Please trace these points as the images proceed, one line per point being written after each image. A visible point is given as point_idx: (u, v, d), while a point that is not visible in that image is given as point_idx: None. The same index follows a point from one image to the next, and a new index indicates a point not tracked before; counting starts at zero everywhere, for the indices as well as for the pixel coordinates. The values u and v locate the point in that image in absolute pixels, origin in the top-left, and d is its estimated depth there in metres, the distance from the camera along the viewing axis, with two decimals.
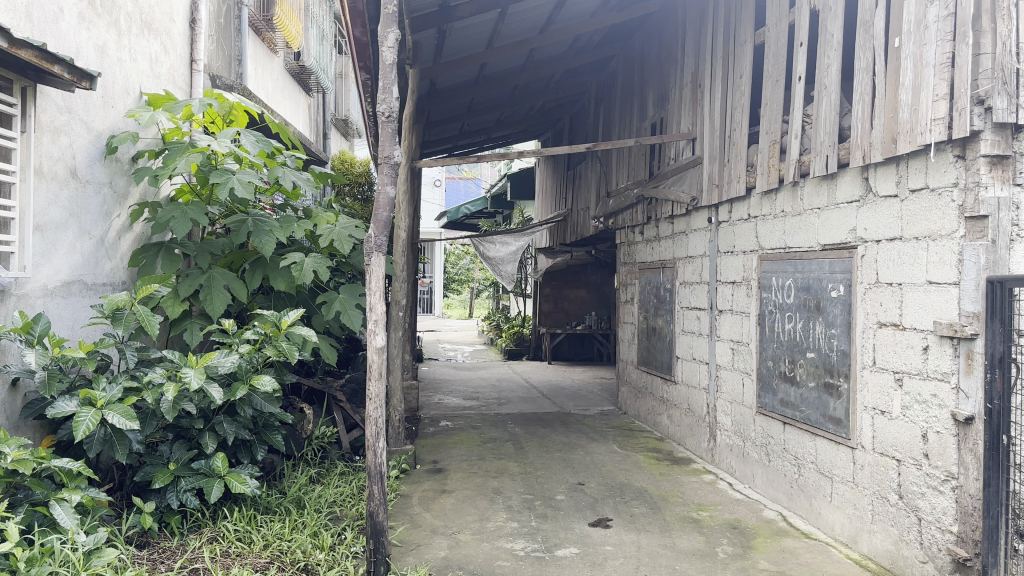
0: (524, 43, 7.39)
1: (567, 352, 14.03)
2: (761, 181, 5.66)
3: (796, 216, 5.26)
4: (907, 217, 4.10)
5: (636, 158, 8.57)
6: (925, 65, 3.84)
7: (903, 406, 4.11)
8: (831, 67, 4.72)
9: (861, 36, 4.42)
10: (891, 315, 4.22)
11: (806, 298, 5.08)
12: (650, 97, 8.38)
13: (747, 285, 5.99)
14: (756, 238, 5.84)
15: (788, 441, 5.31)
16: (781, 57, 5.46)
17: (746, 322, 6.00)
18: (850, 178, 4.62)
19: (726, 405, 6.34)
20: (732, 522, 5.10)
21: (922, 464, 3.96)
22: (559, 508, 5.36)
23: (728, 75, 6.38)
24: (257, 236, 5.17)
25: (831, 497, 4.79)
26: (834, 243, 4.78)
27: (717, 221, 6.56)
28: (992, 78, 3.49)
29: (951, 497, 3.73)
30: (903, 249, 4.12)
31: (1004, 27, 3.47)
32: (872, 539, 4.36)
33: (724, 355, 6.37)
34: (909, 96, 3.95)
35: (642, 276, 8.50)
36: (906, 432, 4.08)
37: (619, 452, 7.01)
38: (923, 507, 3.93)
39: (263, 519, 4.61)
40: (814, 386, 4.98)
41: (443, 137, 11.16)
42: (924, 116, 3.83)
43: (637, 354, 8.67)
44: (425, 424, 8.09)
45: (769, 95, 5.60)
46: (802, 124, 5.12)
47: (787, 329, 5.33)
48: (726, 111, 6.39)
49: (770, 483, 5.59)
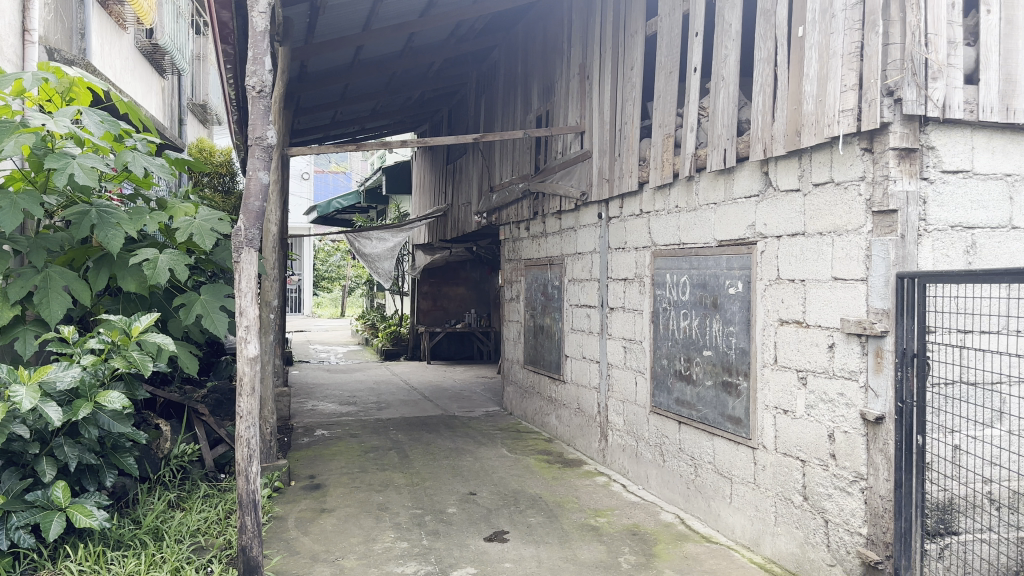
0: (403, 27, 6.94)
1: (446, 351, 13.65)
2: (655, 176, 5.48)
3: (691, 211, 5.12)
4: (810, 212, 3.93)
5: (521, 152, 8.31)
6: (832, 54, 3.62)
7: (807, 405, 3.95)
8: (729, 58, 4.55)
9: (762, 25, 4.20)
10: (794, 312, 4.07)
11: (701, 295, 4.94)
12: (534, 89, 8.13)
13: (640, 282, 5.82)
14: (650, 233, 5.67)
15: (684, 440, 5.17)
16: (675, 47, 5.28)
17: (639, 319, 5.83)
18: (748, 172, 4.49)
19: (618, 404, 6.17)
20: (631, 528, 4.90)
21: (828, 464, 3.79)
22: (451, 523, 4.99)
23: (618, 67, 6.20)
24: (102, 231, 4.48)
25: (731, 498, 4.66)
26: (732, 239, 4.65)
27: (608, 217, 6.37)
28: (901, 69, 3.28)
29: (860, 498, 3.56)
30: (807, 245, 3.95)
31: (914, 17, 3.29)
32: (776, 542, 4.22)
33: (616, 353, 6.19)
34: (815, 87, 3.74)
35: (528, 273, 8.26)
36: (811, 431, 3.92)
37: (508, 457, 6.72)
38: (830, 509, 3.77)
39: (114, 557, 3.97)
40: (711, 385, 4.84)
41: (314, 126, 10.48)
42: (832, 107, 3.61)
43: (523, 353, 8.42)
44: (299, 434, 7.50)
45: (661, 87, 5.43)
46: (698, 117, 4.98)
47: (683, 327, 5.17)
48: (617, 104, 6.21)
49: (665, 484, 5.45)
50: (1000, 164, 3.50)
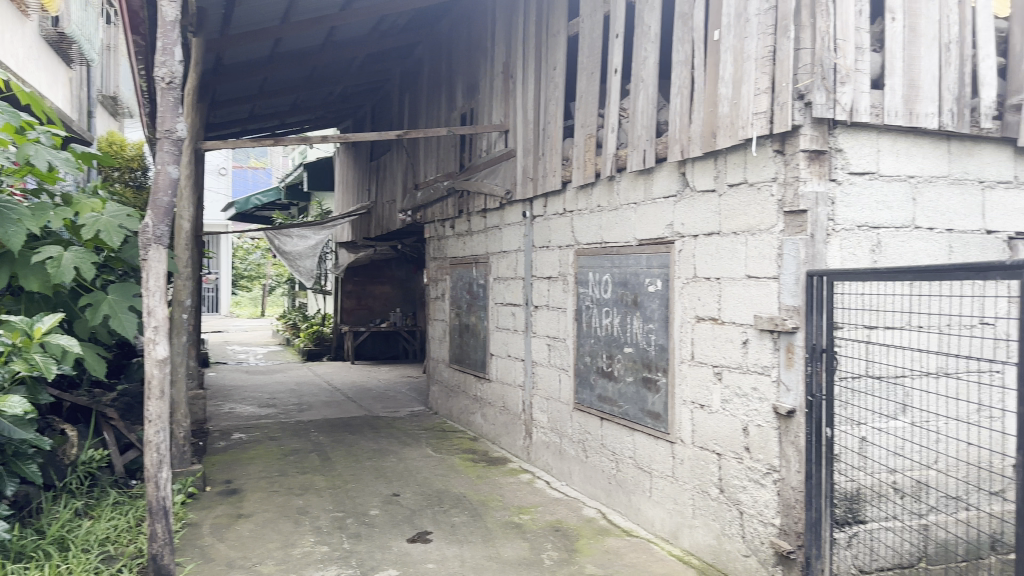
0: (323, 21, 6.81)
1: (370, 350, 13.47)
2: (578, 175, 5.53)
3: (612, 211, 5.18)
4: (725, 212, 4.01)
5: (445, 150, 8.26)
6: (746, 58, 3.68)
7: (724, 400, 4.03)
8: (648, 60, 4.62)
9: (680, 28, 4.25)
10: (709, 309, 4.15)
11: (622, 293, 5.01)
12: (458, 86, 8.10)
13: (564, 280, 5.86)
14: (573, 233, 5.71)
15: (606, 436, 5.23)
16: (597, 48, 5.33)
17: (562, 317, 5.87)
18: (666, 173, 4.56)
19: (542, 401, 6.20)
20: (554, 524, 4.93)
21: (742, 457, 3.88)
22: (372, 525, 4.92)
23: (541, 67, 6.22)
24: (1, 227, 4.24)
25: (650, 492, 4.73)
26: (651, 238, 4.72)
27: (532, 215, 6.38)
28: (811, 73, 3.32)
29: (773, 489, 3.64)
30: (722, 244, 4.03)
31: (824, 22, 3.33)
32: (693, 534, 4.30)
33: (540, 351, 6.22)
34: (729, 89, 3.79)
35: (452, 271, 8.22)
36: (726, 426, 4.01)
37: (432, 457, 6.67)
38: (745, 501, 3.85)
39: (14, 570, 3.77)
40: (632, 381, 4.91)
41: (232, 120, 10.19)
42: (746, 110, 3.68)
43: (448, 352, 8.38)
44: (216, 438, 7.28)
45: (583, 87, 5.47)
46: (618, 118, 5.03)
47: (605, 325, 5.22)
48: (540, 103, 6.23)
49: (587, 480, 5.51)
50: (904, 166, 3.55)
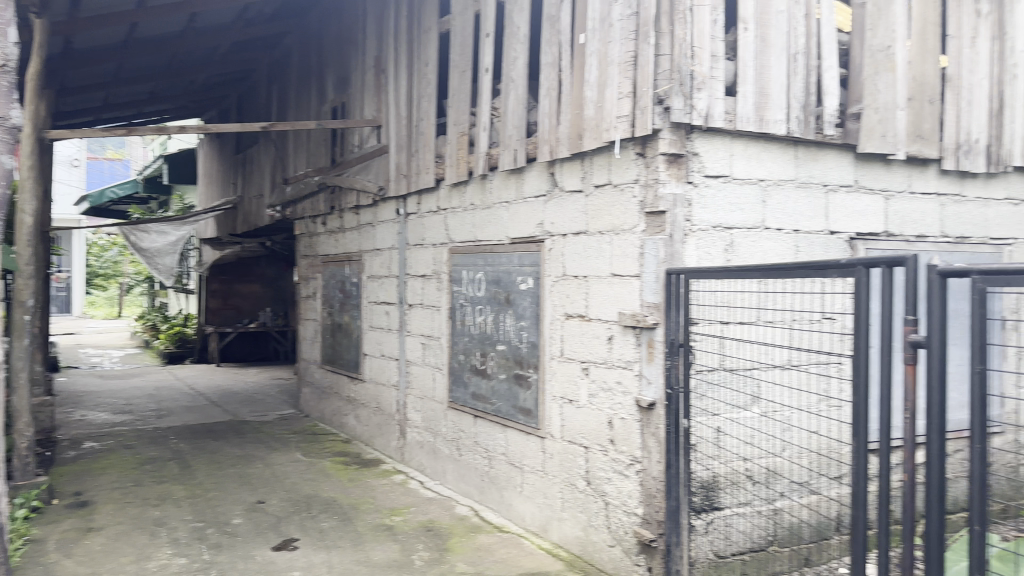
0: (184, 6, 6.50)
1: (238, 351, 12.99)
2: (451, 173, 5.51)
3: (485, 209, 5.19)
4: (591, 211, 4.06)
5: (316, 144, 8.05)
6: (610, 62, 3.73)
7: (589, 394, 4.10)
8: (518, 60, 4.67)
9: (547, 31, 4.29)
10: (577, 306, 4.21)
11: (495, 291, 5.05)
12: (329, 80, 7.91)
13: (437, 278, 5.84)
14: (446, 231, 5.70)
15: (479, 434, 5.24)
16: (468, 47, 5.34)
17: (436, 316, 5.85)
18: (536, 173, 4.60)
19: (416, 401, 6.15)
20: (426, 524, 4.90)
21: (608, 449, 3.97)
22: (236, 534, 4.73)
23: (413, 63, 6.17)
24: None
25: (521, 488, 4.78)
26: (522, 236, 4.76)
27: (405, 212, 6.32)
28: (670, 79, 3.29)
29: (635, 480, 3.74)
30: (589, 243, 4.08)
31: (682, 30, 3.29)
32: (562, 528, 4.37)
33: (414, 350, 6.17)
34: (595, 92, 3.85)
35: (325, 269, 8.02)
36: (592, 420, 4.08)
37: (302, 461, 6.49)
38: (610, 492, 3.94)
39: None
40: (504, 378, 4.95)
41: (83, 108, 9.55)
42: (610, 113, 3.74)
43: (320, 352, 8.18)
44: (64, 448, 6.80)
45: (456, 84, 5.47)
46: (490, 117, 5.05)
47: (478, 323, 5.24)
48: (413, 99, 6.18)
49: (460, 478, 5.51)
50: (755, 169, 3.51)
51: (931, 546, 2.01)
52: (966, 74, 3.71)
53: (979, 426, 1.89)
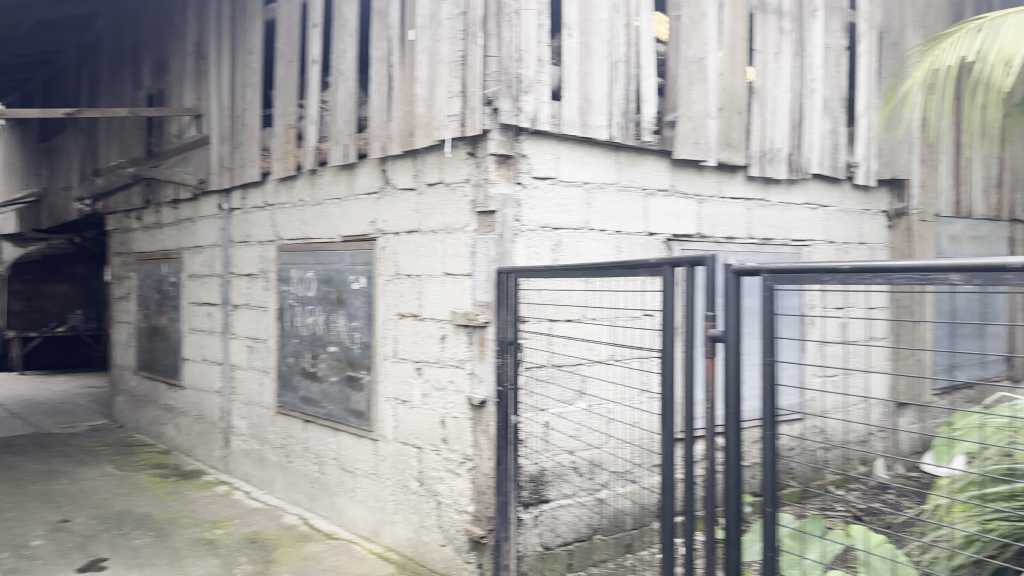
0: None
1: (43, 359, 11.89)
2: (278, 167, 5.30)
3: (314, 205, 5.02)
4: (424, 210, 4.02)
5: (130, 134, 7.50)
6: (440, 61, 3.73)
7: (423, 394, 4.07)
8: (347, 53, 4.57)
9: (376, 25, 4.22)
10: (410, 306, 4.17)
11: (325, 290, 4.90)
12: (145, 65, 7.39)
13: (264, 278, 5.60)
14: (273, 227, 5.47)
15: (309, 439, 5.07)
16: (294, 37, 5.17)
17: (263, 317, 5.61)
18: (368, 169, 4.50)
19: (242, 407, 5.87)
20: (250, 536, 4.68)
21: (440, 449, 3.95)
22: (33, 558, 4.31)
23: (236, 51, 5.89)
24: None
25: (354, 493, 4.66)
26: (354, 234, 4.65)
27: (229, 208, 6.01)
28: (498, 80, 3.30)
29: (467, 478, 3.75)
30: (421, 242, 4.05)
31: (508, 32, 3.33)
32: (395, 531, 4.30)
33: (239, 353, 5.89)
34: (425, 90, 3.83)
35: (141, 268, 7.48)
36: (425, 420, 4.05)
37: (114, 475, 6.01)
38: (442, 491, 3.92)
39: None
40: (335, 381, 4.81)
41: None
42: (440, 112, 3.72)
43: (136, 358, 7.63)
44: None
45: (282, 75, 5.27)
46: (318, 110, 4.90)
47: (309, 324, 5.08)
48: (235, 89, 5.90)
49: (289, 485, 5.31)
50: (580, 173, 3.54)
51: (727, 529, 2.16)
52: (770, 87, 4.00)
53: (768, 414, 2.04)
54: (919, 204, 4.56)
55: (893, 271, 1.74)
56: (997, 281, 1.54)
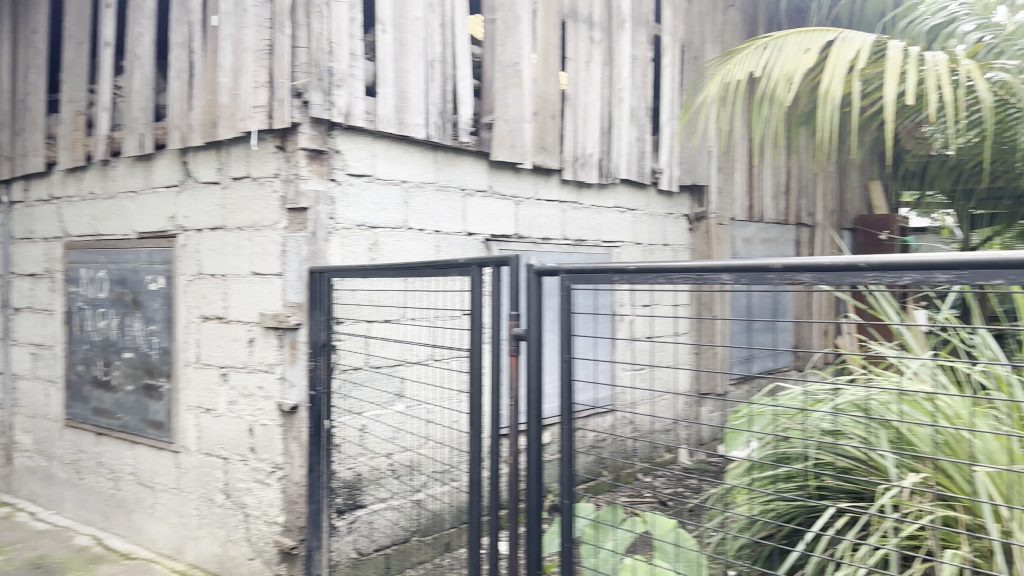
0: None
1: None
2: (65, 157, 4.85)
3: (106, 199, 4.60)
4: (229, 205, 3.60)
5: None
6: (244, 48, 3.38)
7: (229, 402, 3.63)
8: (144, 37, 4.25)
9: (176, 8, 3.83)
10: (215, 308, 3.72)
11: (120, 291, 4.43)
12: None
13: (49, 278, 5.10)
14: (60, 223, 4.99)
15: (103, 453, 4.62)
16: (85, 16, 4.75)
17: (49, 321, 5.10)
18: (166, 162, 4.14)
19: (25, 421, 5.33)
20: (33, 561, 4.23)
21: (248, 459, 3.54)
22: None
23: (19, 29, 5.37)
24: None
25: (153, 509, 4.27)
26: (152, 231, 4.25)
27: (10, 201, 5.44)
28: (308, 72, 3.12)
29: (277, 488, 3.36)
30: (227, 239, 3.62)
31: (318, 24, 3.16)
32: (199, 546, 3.93)
33: (22, 362, 5.32)
34: (229, 78, 3.45)
35: None
36: (232, 429, 3.62)
37: None
38: (250, 503, 3.52)
39: None
40: (132, 390, 4.36)
41: None
42: (245, 102, 3.33)
43: None
44: None
45: (71, 57, 4.83)
46: (112, 97, 4.51)
47: (101, 327, 4.59)
48: (16, 70, 5.36)
49: (81, 504, 4.87)
50: (397, 171, 3.47)
51: (529, 530, 2.16)
52: (582, 94, 4.13)
53: (565, 411, 2.07)
54: (717, 208, 4.88)
55: (674, 272, 1.76)
56: (761, 281, 1.57)
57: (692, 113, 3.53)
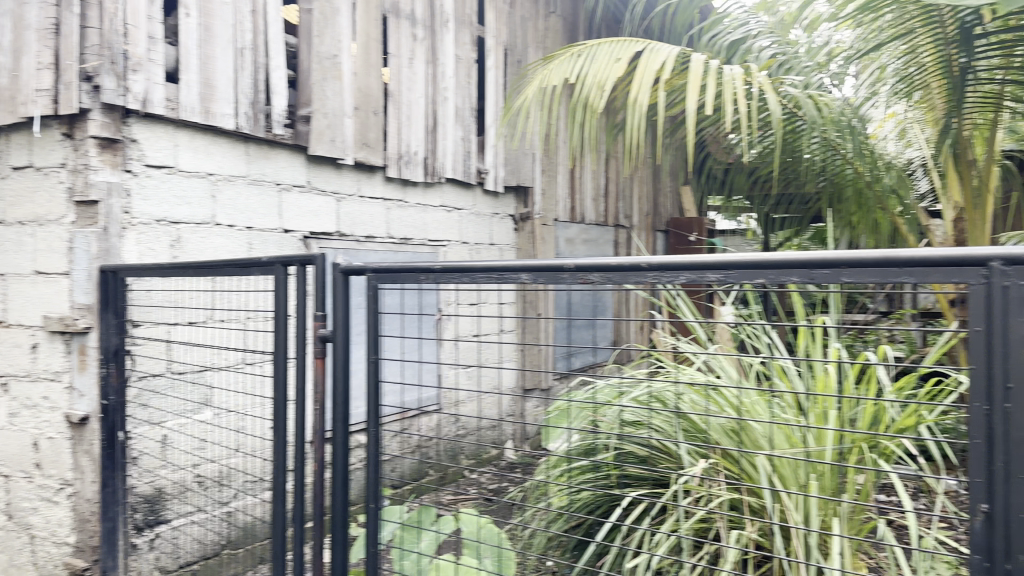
0: None
1: None
2: None
3: None
4: (8, 198, 3.26)
5: None
6: (24, 26, 3.05)
7: (9, 414, 3.30)
8: None
9: None
10: None
11: None
12: None
13: None
14: None
15: None
16: None
17: None
18: None
19: None
20: None
21: (32, 476, 3.23)
22: None
23: None
24: None
25: None
26: None
27: None
28: (99, 55, 2.85)
29: (66, 506, 3.08)
30: (6, 234, 3.28)
31: (111, 3, 2.90)
32: None
33: None
34: (8, 58, 3.12)
35: None
36: (13, 444, 3.30)
37: None
38: (35, 524, 3.21)
39: None
40: None
41: None
42: (27, 84, 3.02)
43: None
44: None
45: None
46: None
47: None
48: None
49: None
50: (203, 163, 3.27)
51: (335, 546, 1.98)
52: (405, 91, 4.09)
53: (373, 416, 1.92)
54: (540, 210, 5.01)
55: (475, 271, 1.68)
56: (555, 281, 1.54)
57: (498, 127, 3.50)
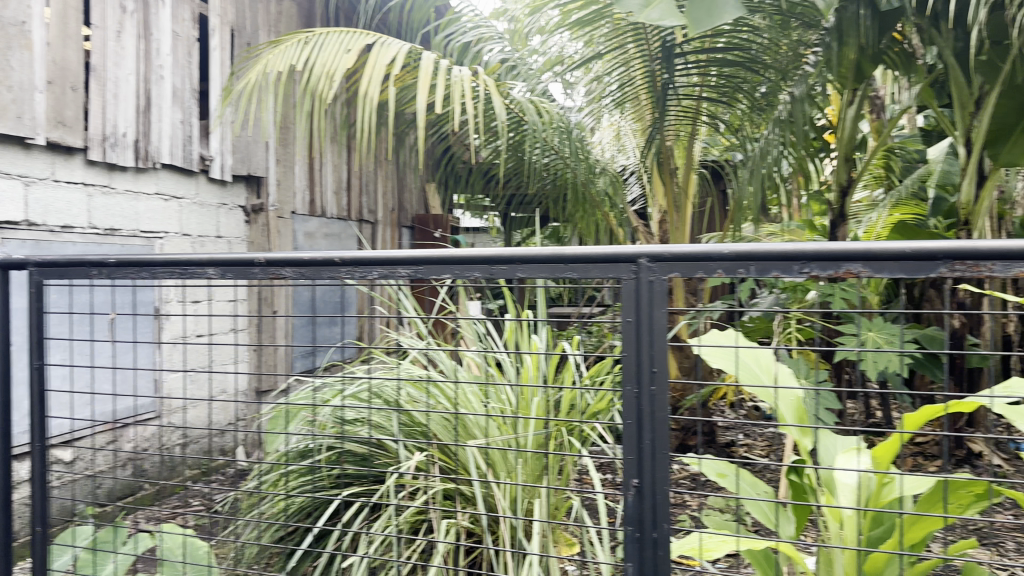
0: None
1: None
2: None
3: None
4: None
5: None
6: None
7: None
8: None
9: None
10: None
11: None
12: None
13: None
14: None
15: None
16: None
17: None
18: None
19: None
20: None
21: None
22: None
23: None
24: None
25: None
26: None
27: None
28: None
29: None
30: None
31: None
32: None
33: None
34: None
35: None
36: None
37: None
38: None
39: None
40: None
41: None
42: None
43: None
44: None
45: None
46: None
47: None
48: None
49: None
50: None
51: None
52: (111, 66, 3.14)
53: (37, 432, 1.69)
54: (277, 202, 4.10)
55: (157, 266, 1.61)
56: (244, 276, 1.52)
57: (219, 112, 3.23)
